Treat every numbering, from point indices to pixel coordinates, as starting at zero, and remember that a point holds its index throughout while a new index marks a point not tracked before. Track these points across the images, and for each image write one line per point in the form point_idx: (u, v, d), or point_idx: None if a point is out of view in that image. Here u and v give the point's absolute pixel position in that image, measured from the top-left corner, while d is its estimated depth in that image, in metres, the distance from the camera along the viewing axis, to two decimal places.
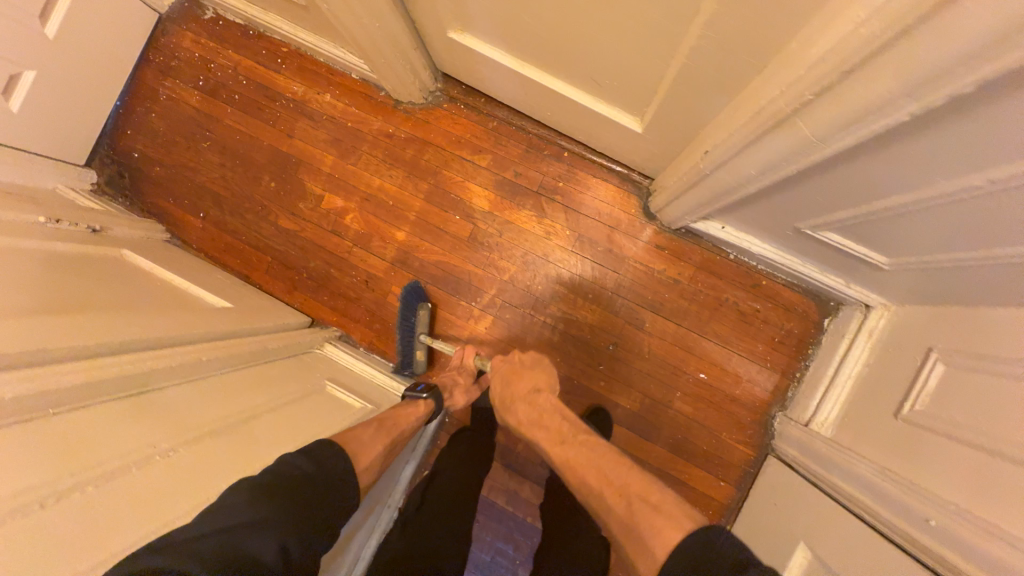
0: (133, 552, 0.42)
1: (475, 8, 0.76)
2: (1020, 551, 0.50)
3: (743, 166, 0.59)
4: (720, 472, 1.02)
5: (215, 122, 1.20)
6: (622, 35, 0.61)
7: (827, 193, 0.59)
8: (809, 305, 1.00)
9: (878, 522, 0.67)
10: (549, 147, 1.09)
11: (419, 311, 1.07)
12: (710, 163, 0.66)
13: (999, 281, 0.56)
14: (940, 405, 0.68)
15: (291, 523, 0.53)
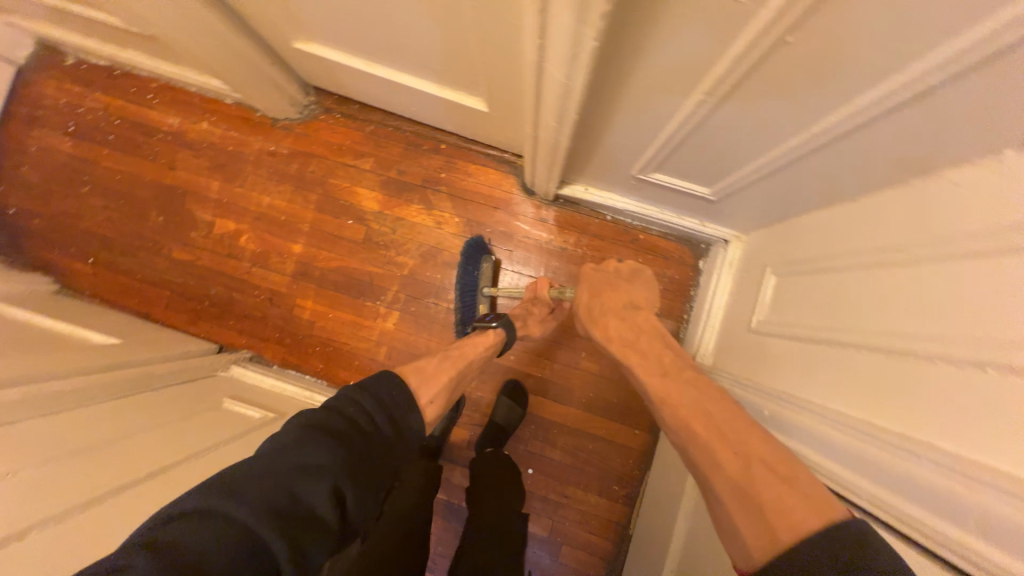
0: (189, 489, 0.43)
1: (303, 18, 0.79)
2: (819, 417, 0.55)
3: (546, 116, 0.64)
4: (632, 421, 1.08)
5: (94, 165, 1.19)
6: (421, 22, 0.67)
7: (626, 133, 0.67)
8: (684, 251, 1.07)
9: None
10: (427, 141, 1.13)
11: (482, 264, 1.06)
12: (531, 121, 0.71)
13: (784, 184, 0.65)
14: (774, 310, 0.76)
15: (344, 466, 0.49)
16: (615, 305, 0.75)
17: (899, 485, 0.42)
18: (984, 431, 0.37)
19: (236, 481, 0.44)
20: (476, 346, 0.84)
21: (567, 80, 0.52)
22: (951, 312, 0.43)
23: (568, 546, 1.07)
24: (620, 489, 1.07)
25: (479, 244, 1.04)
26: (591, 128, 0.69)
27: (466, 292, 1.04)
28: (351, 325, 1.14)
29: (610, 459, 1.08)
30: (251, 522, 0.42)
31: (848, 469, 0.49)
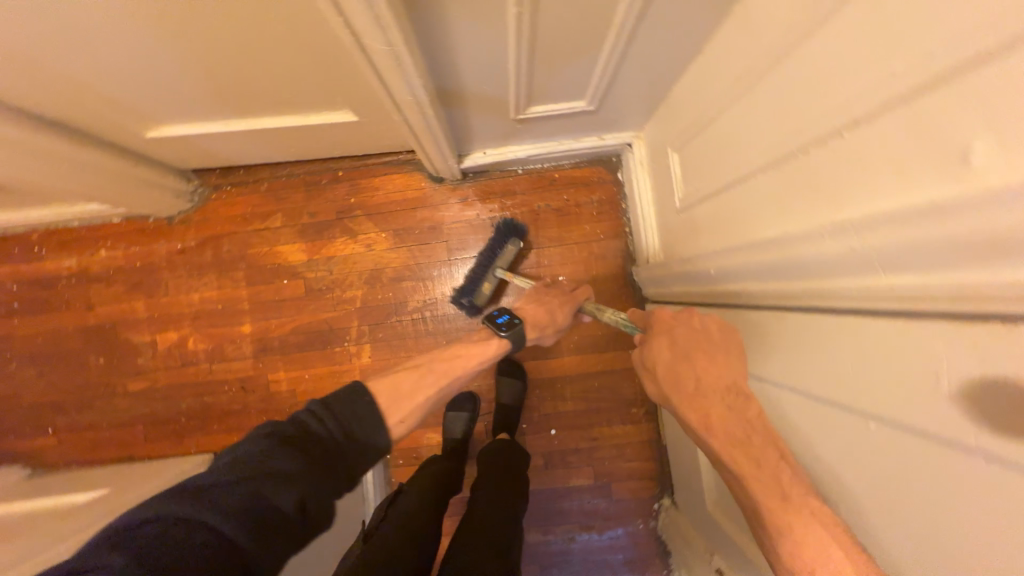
0: (160, 499, 0.42)
1: (139, 104, 0.77)
2: (753, 247, 0.55)
3: (399, 92, 0.65)
4: (624, 343, 1.10)
5: (13, 338, 1.14)
6: (246, 57, 0.66)
7: (479, 71, 0.68)
8: (600, 171, 1.09)
9: (706, 297, 0.73)
10: (323, 175, 1.12)
11: (509, 246, 1.02)
12: (391, 107, 0.72)
13: (641, 56, 0.67)
14: (687, 182, 0.78)
15: (311, 474, 0.47)
16: (711, 381, 0.58)
17: (836, 268, 0.42)
18: (854, 185, 0.39)
19: (202, 492, 0.42)
20: (472, 355, 0.76)
21: (387, 47, 0.53)
22: (822, 85, 0.42)
23: (616, 481, 1.09)
24: (640, 411, 1.10)
25: (521, 229, 1.03)
26: (447, 82, 0.70)
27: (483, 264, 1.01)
28: (329, 377, 1.12)
29: (619, 388, 1.10)
30: (220, 526, 0.40)
31: (793, 281, 0.49)
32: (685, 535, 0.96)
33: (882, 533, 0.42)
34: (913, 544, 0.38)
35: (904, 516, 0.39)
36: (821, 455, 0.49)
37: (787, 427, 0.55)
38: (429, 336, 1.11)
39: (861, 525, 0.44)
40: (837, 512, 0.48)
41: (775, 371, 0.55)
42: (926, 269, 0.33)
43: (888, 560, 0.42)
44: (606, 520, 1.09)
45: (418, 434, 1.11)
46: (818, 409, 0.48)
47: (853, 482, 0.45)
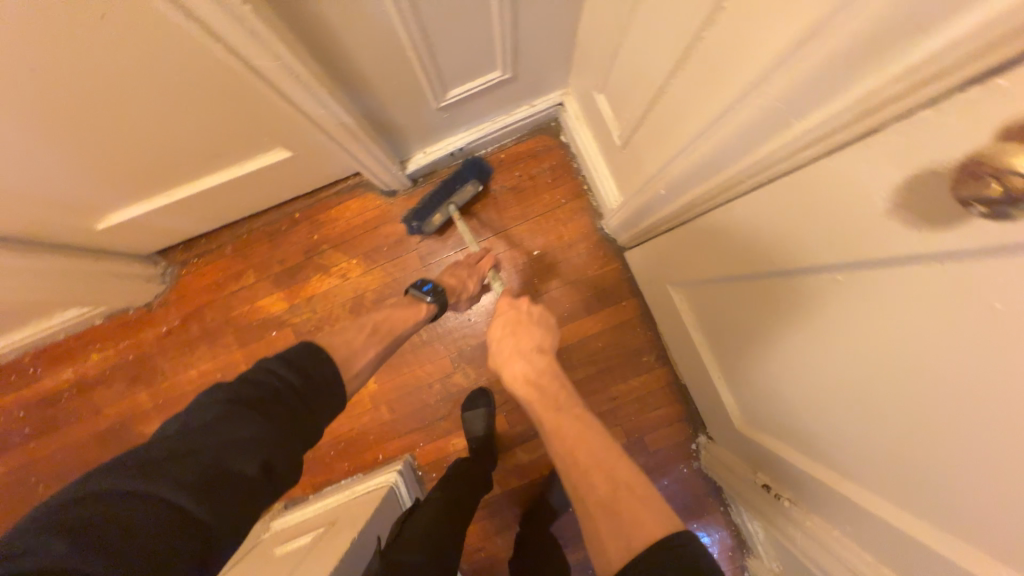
0: (110, 470, 0.46)
1: (76, 198, 0.78)
2: (686, 151, 0.56)
3: (299, 99, 0.66)
4: (615, 297, 1.09)
5: (33, 462, 1.14)
6: (157, 117, 0.67)
7: (378, 66, 0.69)
8: (543, 138, 1.09)
9: (670, 219, 0.73)
10: (282, 221, 1.13)
11: (467, 185, 1.04)
12: (304, 121, 0.72)
13: (533, 5, 0.67)
14: (620, 117, 0.78)
15: (268, 439, 0.53)
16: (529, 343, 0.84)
17: (758, 137, 0.42)
18: (752, 45, 0.38)
19: (156, 465, 0.46)
20: (405, 319, 0.86)
21: (261, 44, 0.54)
22: None
23: (647, 433, 1.08)
24: (650, 358, 1.08)
25: (485, 173, 1.03)
26: (349, 79, 0.70)
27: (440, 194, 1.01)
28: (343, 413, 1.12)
29: (624, 343, 1.09)
30: (170, 496, 0.45)
31: (730, 167, 0.49)
32: (728, 466, 0.94)
33: (905, 392, 0.39)
34: (937, 391, 0.35)
35: (918, 364, 0.36)
36: (823, 336, 0.46)
37: (779, 317, 0.53)
38: (426, 345, 1.11)
39: (882, 393, 0.41)
40: (858, 389, 0.45)
41: (754, 268, 0.53)
42: (828, 98, 0.33)
43: (917, 420, 0.39)
44: (650, 474, 1.08)
45: (443, 442, 1.10)
46: (807, 290, 0.46)
47: (861, 352, 0.42)
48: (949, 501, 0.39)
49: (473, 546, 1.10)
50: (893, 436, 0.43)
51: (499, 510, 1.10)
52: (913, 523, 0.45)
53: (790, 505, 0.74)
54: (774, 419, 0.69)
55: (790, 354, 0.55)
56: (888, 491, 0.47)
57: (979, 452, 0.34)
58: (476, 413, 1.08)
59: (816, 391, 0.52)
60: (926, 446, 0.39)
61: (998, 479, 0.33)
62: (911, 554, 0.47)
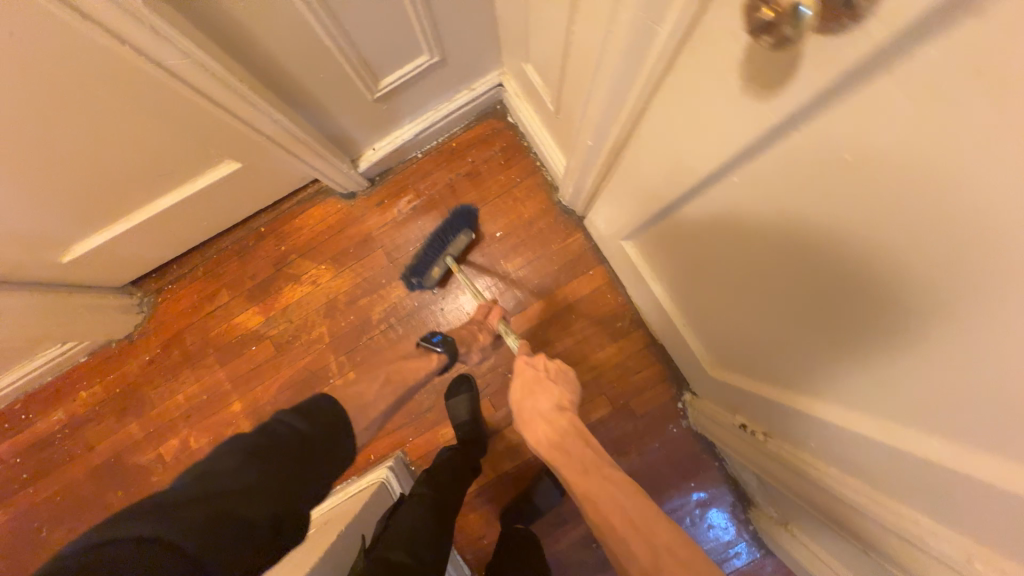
0: (117, 516, 0.45)
1: (36, 232, 0.81)
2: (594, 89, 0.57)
3: (225, 100, 0.69)
4: (582, 266, 1.09)
5: (34, 507, 1.15)
6: (95, 136, 0.70)
7: (301, 61, 0.72)
8: (490, 122, 1.12)
9: (605, 170, 0.74)
10: (249, 236, 1.15)
11: (461, 234, 1.03)
12: (236, 123, 0.75)
13: None
14: (546, 81, 0.80)
15: (275, 488, 0.54)
16: (546, 404, 0.76)
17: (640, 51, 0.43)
18: None
19: (165, 511, 0.46)
20: (417, 367, 0.93)
21: (161, 36, 0.56)
22: None
23: (632, 398, 1.08)
24: (624, 324, 1.09)
25: (473, 219, 1.02)
26: (273, 73, 0.72)
27: (434, 247, 1.01)
28: None
29: (597, 311, 1.09)
30: (178, 542, 0.45)
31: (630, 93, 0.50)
32: (712, 417, 0.94)
33: (860, 286, 0.36)
34: (888, 275, 0.32)
35: (863, 249, 0.33)
36: (770, 250, 0.44)
37: (709, 242, 0.55)
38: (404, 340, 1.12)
39: (838, 295, 0.39)
40: (806, 297, 0.43)
41: (693, 196, 0.51)
42: None
43: (877, 312, 0.36)
44: (639, 438, 1.07)
45: (432, 434, 1.11)
46: (744, 204, 0.43)
47: (783, 251, 0.42)
48: (922, 397, 0.37)
49: (474, 534, 1.09)
50: (857, 338, 0.40)
51: (496, 495, 1.10)
52: (884, 426, 0.43)
53: (772, 442, 0.73)
54: (744, 355, 0.68)
55: (745, 282, 0.52)
56: (835, 386, 0.48)
57: (940, 329, 0.31)
58: (459, 399, 1.07)
59: (772, 313, 0.51)
60: (893, 342, 0.36)
61: (964, 355, 0.30)
62: (881, 458, 0.45)
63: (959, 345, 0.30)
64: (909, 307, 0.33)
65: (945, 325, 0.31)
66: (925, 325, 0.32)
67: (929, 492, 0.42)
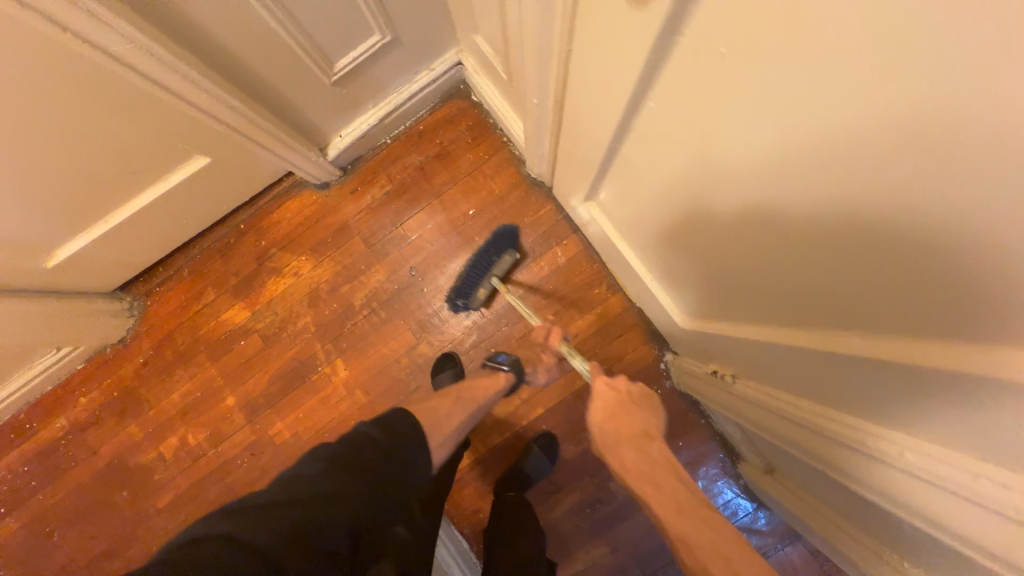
0: (216, 514, 0.51)
1: (19, 239, 0.84)
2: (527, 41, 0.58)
3: (183, 91, 0.72)
4: (556, 237, 1.11)
5: (45, 513, 1.18)
6: (64, 139, 0.71)
7: (254, 51, 0.74)
8: (455, 103, 1.14)
9: (555, 129, 0.75)
10: (230, 233, 1.18)
11: (505, 255, 1.06)
12: (195, 113, 0.77)
13: None
14: (496, 51, 0.81)
15: (356, 499, 0.57)
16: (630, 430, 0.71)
17: None
18: None
19: (252, 515, 0.51)
20: (486, 387, 0.89)
21: (108, 28, 0.59)
22: None
23: (615, 363, 1.09)
24: (602, 290, 1.10)
25: (515, 238, 1.05)
26: (226, 64, 0.74)
27: (479, 269, 1.04)
28: (321, 406, 1.14)
29: (574, 280, 1.10)
30: (260, 542, 0.48)
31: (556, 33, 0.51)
32: (691, 371, 0.95)
33: (821, 208, 0.36)
34: (842, 192, 0.33)
35: (818, 170, 0.34)
36: (712, 162, 0.45)
37: (657, 168, 0.56)
38: (387, 323, 1.14)
39: (802, 222, 0.39)
40: (744, 199, 0.45)
41: (657, 145, 0.52)
42: None
43: (837, 234, 0.36)
44: None
45: None
46: (706, 145, 0.44)
47: (718, 156, 0.43)
48: (889, 312, 0.37)
49: (470, 509, 1.10)
50: (823, 263, 0.40)
51: (488, 468, 1.11)
52: (845, 337, 0.44)
53: (743, 385, 0.75)
54: (716, 301, 0.69)
55: (716, 225, 0.53)
56: (782, 289, 0.50)
57: (877, 228, 0.32)
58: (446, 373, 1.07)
59: (720, 227, 0.53)
60: (817, 225, 0.38)
61: (879, 226, 0.32)
62: (857, 379, 0.46)
63: (908, 256, 0.31)
64: (861, 223, 0.33)
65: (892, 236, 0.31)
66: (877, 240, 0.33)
67: (872, 381, 0.44)
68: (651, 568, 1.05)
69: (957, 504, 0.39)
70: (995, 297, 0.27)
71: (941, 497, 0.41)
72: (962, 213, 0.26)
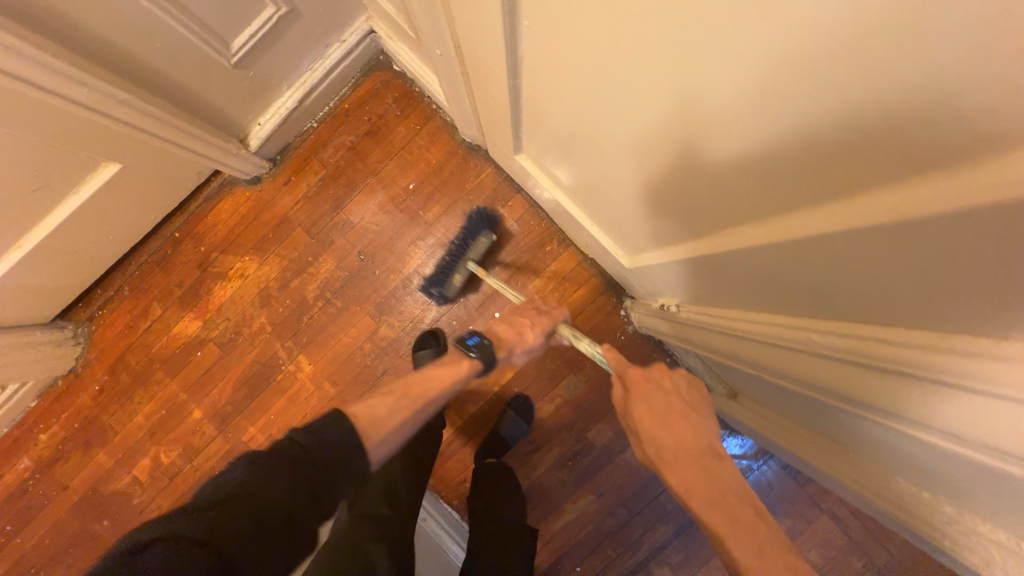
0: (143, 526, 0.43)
1: None
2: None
3: (66, 90, 0.67)
4: (500, 200, 1.09)
5: (26, 555, 1.15)
6: None
7: (137, 36, 0.70)
8: (377, 75, 1.10)
9: (468, 81, 0.73)
10: (167, 244, 1.13)
11: (480, 237, 1.02)
12: (89, 115, 0.73)
13: None
14: (399, 10, 0.78)
15: (303, 491, 0.50)
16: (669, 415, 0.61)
17: None
18: None
19: (190, 520, 0.44)
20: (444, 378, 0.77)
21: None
22: None
23: (576, 317, 1.09)
24: (553, 246, 1.09)
25: (495, 222, 1.03)
26: (102, 53, 0.69)
27: (454, 255, 1.02)
28: (291, 404, 1.13)
29: (524, 240, 1.09)
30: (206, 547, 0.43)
31: None
32: (646, 312, 0.95)
33: (754, 99, 0.34)
34: (774, 77, 0.32)
35: (745, 56, 0.32)
36: (621, 69, 0.43)
37: (570, 95, 0.54)
38: (344, 311, 1.12)
39: (727, 115, 0.38)
40: (657, 102, 0.43)
41: (582, 76, 0.49)
42: None
43: (773, 122, 0.35)
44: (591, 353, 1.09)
45: None
46: (632, 63, 0.41)
47: (624, 60, 0.41)
48: (801, 185, 0.38)
49: (456, 480, 1.11)
50: (763, 158, 0.39)
51: (467, 438, 1.12)
52: (771, 225, 0.45)
53: (688, 310, 0.77)
54: (660, 233, 0.68)
55: (652, 150, 0.51)
56: (705, 191, 0.50)
57: (790, 88, 0.31)
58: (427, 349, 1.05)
59: (639, 142, 0.52)
60: (728, 110, 0.37)
61: (788, 87, 0.31)
62: (806, 282, 0.46)
63: (843, 127, 0.30)
64: (795, 100, 0.32)
65: (827, 107, 0.30)
66: (812, 116, 0.32)
67: (797, 263, 0.45)
68: (637, 507, 1.08)
69: (912, 380, 0.40)
70: (939, 152, 0.26)
71: (896, 379, 0.41)
72: (898, 71, 0.24)
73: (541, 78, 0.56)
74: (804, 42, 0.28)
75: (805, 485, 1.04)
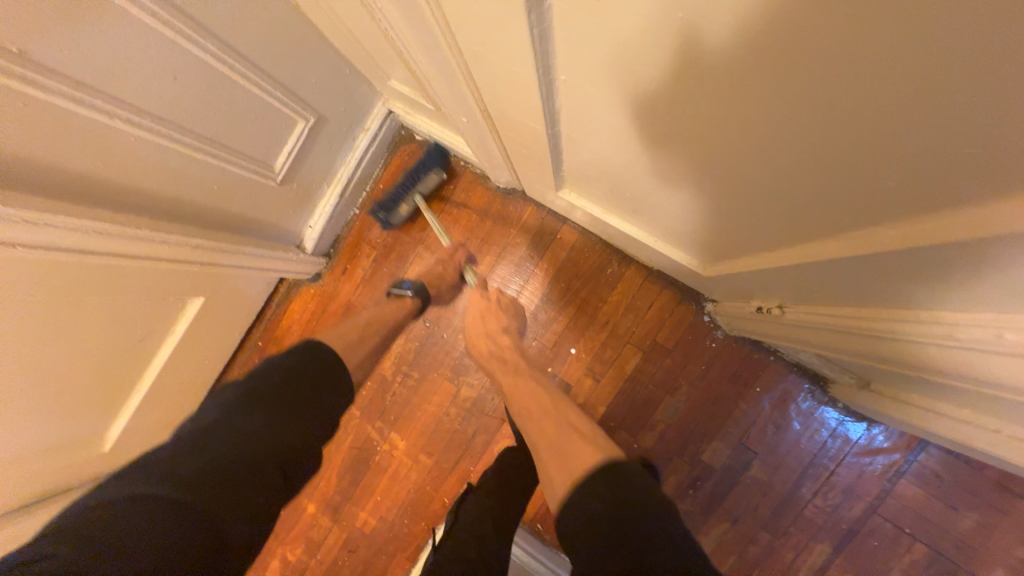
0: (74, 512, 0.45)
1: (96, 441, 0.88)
2: (444, 59, 0.56)
3: (151, 251, 0.74)
4: (546, 234, 1.07)
5: None
6: (85, 342, 0.74)
7: (199, 185, 0.76)
8: (402, 150, 1.13)
9: (499, 137, 0.73)
10: (252, 355, 1.20)
11: (433, 172, 1.07)
12: (176, 265, 0.80)
13: (269, 48, 0.72)
14: (413, 86, 0.80)
15: (248, 416, 0.56)
16: None
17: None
18: None
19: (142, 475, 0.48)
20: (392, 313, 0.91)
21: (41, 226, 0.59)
22: None
23: (657, 335, 1.02)
24: (612, 268, 1.05)
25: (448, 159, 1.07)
26: (174, 206, 0.76)
27: (404, 185, 1.07)
28: (394, 482, 1.14)
29: (581, 268, 1.06)
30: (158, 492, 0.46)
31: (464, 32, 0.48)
32: (736, 313, 0.88)
33: (844, 104, 0.30)
34: (867, 92, 0.28)
35: (829, 73, 0.29)
36: (673, 104, 0.41)
37: (615, 132, 0.52)
38: (423, 380, 1.13)
39: (810, 133, 0.34)
40: (719, 129, 0.40)
41: (625, 110, 0.46)
42: None
43: (870, 128, 0.30)
44: (683, 369, 1.01)
45: (489, 455, 1.09)
46: (685, 97, 0.39)
47: (676, 96, 0.39)
48: (922, 187, 0.33)
49: None
50: (847, 156, 0.34)
51: None
52: (892, 227, 0.39)
53: (792, 310, 0.69)
54: (738, 241, 0.62)
55: (717, 170, 0.48)
56: (791, 203, 0.45)
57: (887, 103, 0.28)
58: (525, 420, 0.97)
59: (700, 164, 0.48)
60: (810, 128, 0.34)
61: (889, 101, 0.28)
62: (947, 273, 0.40)
63: (977, 113, 0.25)
64: (896, 98, 0.27)
65: (942, 96, 0.25)
66: (916, 107, 0.27)
67: (930, 259, 0.39)
68: (781, 528, 0.96)
69: None
70: None
71: None
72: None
73: (579, 123, 0.55)
74: (906, 47, 0.24)
75: (982, 470, 0.88)
